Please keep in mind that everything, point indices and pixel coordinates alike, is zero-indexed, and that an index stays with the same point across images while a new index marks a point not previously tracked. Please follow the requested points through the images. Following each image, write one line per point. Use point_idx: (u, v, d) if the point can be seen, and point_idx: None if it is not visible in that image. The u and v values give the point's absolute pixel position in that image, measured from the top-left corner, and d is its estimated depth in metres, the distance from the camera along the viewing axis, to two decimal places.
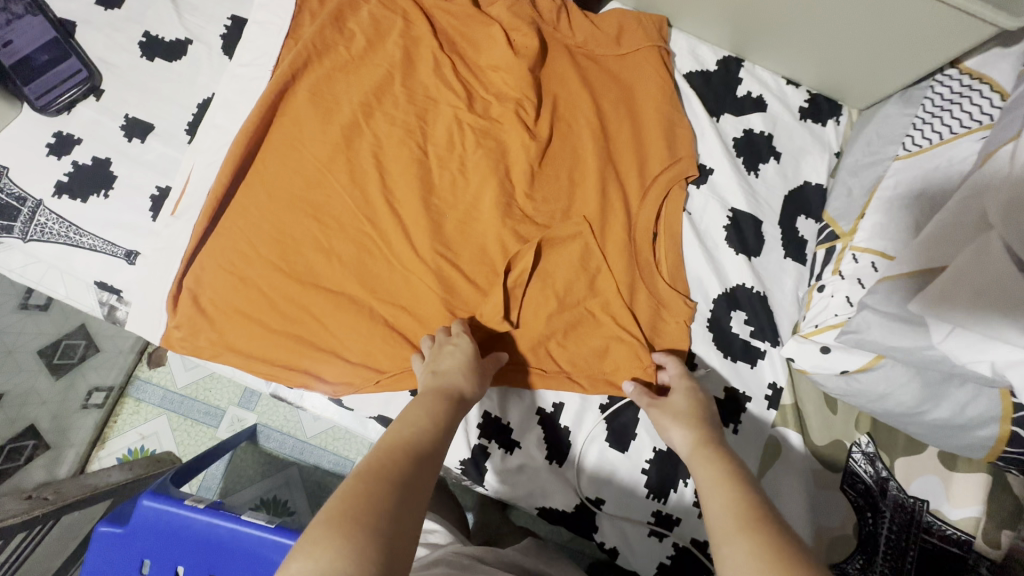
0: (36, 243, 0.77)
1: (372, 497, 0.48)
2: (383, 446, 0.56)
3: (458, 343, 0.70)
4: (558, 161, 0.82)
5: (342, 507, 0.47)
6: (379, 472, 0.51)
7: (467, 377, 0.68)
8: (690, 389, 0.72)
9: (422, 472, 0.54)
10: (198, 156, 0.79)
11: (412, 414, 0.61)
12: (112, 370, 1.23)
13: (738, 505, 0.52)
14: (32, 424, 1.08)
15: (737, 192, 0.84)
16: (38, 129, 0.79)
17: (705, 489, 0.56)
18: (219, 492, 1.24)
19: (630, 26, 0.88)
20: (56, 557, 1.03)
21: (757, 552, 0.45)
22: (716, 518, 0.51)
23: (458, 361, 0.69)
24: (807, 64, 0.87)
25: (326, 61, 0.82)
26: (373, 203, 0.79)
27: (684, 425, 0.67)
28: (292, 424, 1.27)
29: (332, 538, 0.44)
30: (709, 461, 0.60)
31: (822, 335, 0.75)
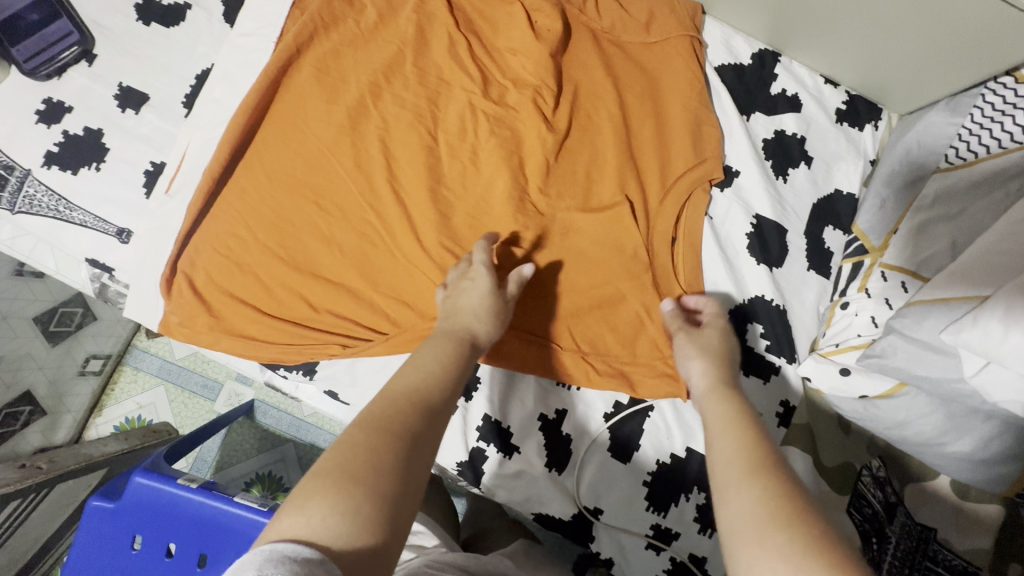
0: (24, 215, 0.73)
1: (370, 448, 0.46)
2: (390, 390, 0.53)
3: (474, 279, 0.67)
4: (575, 156, 0.77)
5: (336, 461, 0.44)
6: (382, 423, 0.48)
7: (479, 316, 0.64)
8: (722, 329, 0.68)
9: (432, 429, 0.51)
10: (196, 131, 0.74)
11: (421, 356, 0.58)
12: (110, 340, 1.22)
13: (752, 450, 0.47)
14: (29, 390, 1.07)
15: (763, 198, 0.80)
16: (25, 93, 0.75)
17: (715, 429, 0.52)
18: (214, 466, 1.23)
19: (662, 11, 0.81)
20: (48, 524, 1.03)
21: (767, 501, 0.41)
22: (728, 458, 0.48)
23: (475, 296, 0.65)
24: (850, 61, 0.81)
25: (334, 35, 0.76)
26: (377, 190, 0.74)
27: (709, 360, 0.63)
28: (288, 404, 1.26)
29: (322, 496, 0.42)
30: (728, 400, 0.56)
31: (842, 355, 0.71)
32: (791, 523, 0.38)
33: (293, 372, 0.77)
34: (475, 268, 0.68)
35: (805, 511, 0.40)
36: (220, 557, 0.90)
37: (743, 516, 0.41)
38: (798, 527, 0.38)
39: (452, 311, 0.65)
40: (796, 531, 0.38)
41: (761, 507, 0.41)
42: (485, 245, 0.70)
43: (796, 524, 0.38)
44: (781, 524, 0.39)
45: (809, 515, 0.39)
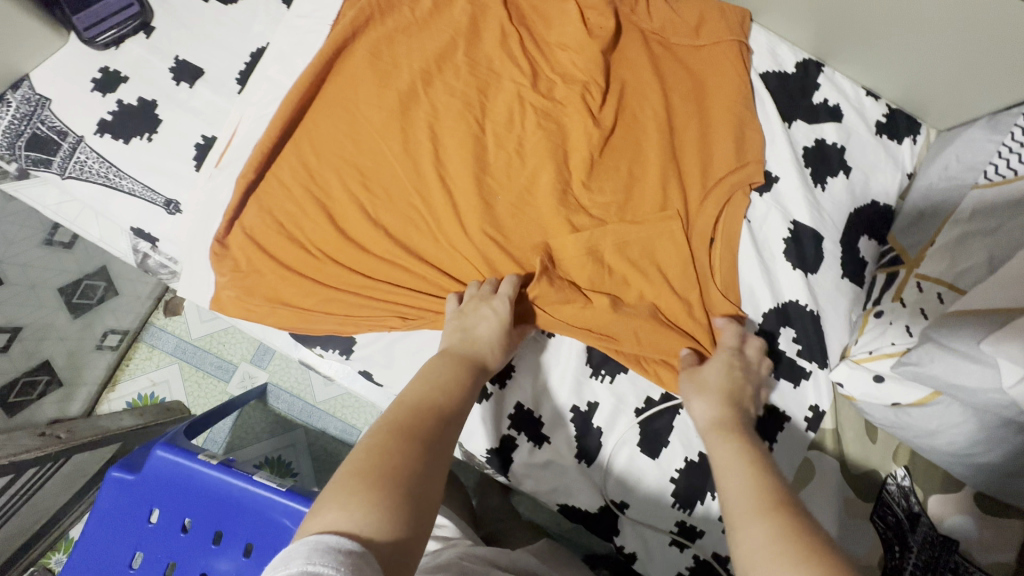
0: (74, 181, 0.74)
1: (399, 452, 0.49)
2: (408, 404, 0.56)
3: (496, 311, 0.68)
4: (618, 153, 0.78)
5: (368, 464, 0.47)
6: (408, 433, 0.52)
7: (494, 349, 0.67)
8: (726, 364, 0.71)
9: (447, 432, 0.55)
10: (248, 109, 0.75)
11: (438, 374, 0.61)
12: (129, 315, 1.25)
13: (761, 490, 0.51)
14: (48, 360, 1.09)
15: (801, 204, 0.80)
16: (85, 63, 0.76)
17: (731, 470, 0.55)
18: (225, 446, 1.25)
19: (713, 15, 0.82)
20: (60, 496, 1.03)
21: (780, 535, 0.44)
22: (742, 495, 0.51)
23: (492, 327, 0.67)
24: (895, 74, 0.82)
25: (389, 20, 0.78)
26: (425, 177, 0.76)
27: (712, 401, 0.67)
28: (304, 388, 1.29)
29: (366, 495, 0.44)
30: (733, 443, 0.60)
31: (876, 362, 0.72)
32: (803, 553, 0.41)
33: (329, 351, 0.78)
34: (499, 300, 0.69)
35: (817, 542, 0.42)
36: (237, 536, 0.90)
37: (758, 551, 0.44)
38: (811, 558, 0.40)
39: (466, 337, 0.67)
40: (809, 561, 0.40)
41: (772, 542, 0.44)
42: (513, 281, 0.72)
43: (809, 553, 0.41)
44: (796, 555, 0.41)
45: (821, 543, 0.42)
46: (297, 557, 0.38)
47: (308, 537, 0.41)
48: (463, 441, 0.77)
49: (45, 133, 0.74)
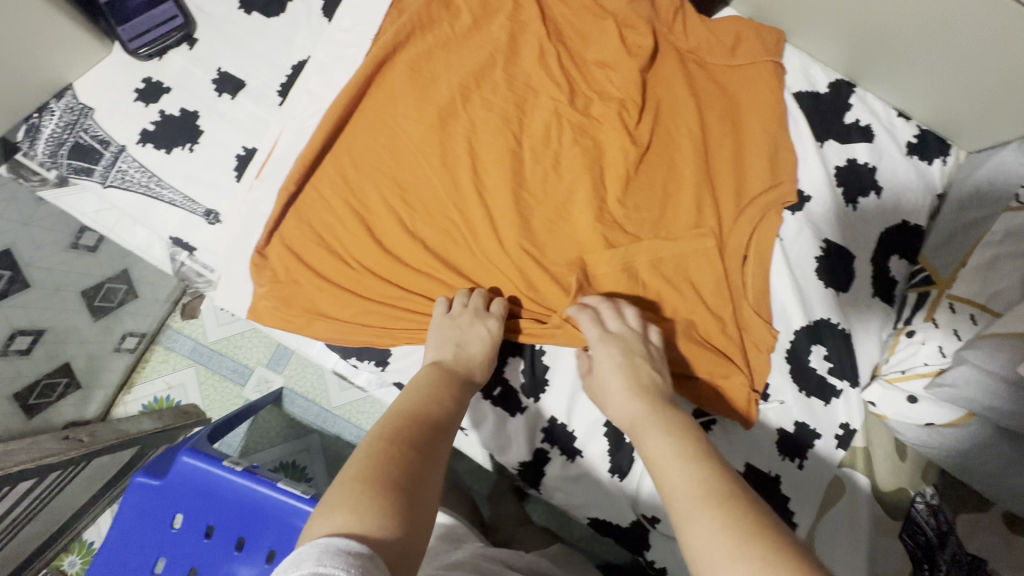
0: (115, 189, 0.75)
1: (400, 458, 0.49)
2: (402, 412, 0.56)
3: (491, 332, 0.70)
4: (652, 170, 0.79)
5: (371, 469, 0.47)
6: (403, 439, 0.52)
7: (483, 368, 0.69)
8: (615, 348, 0.67)
9: (442, 439, 0.55)
10: (290, 121, 0.76)
11: (421, 386, 0.61)
12: (147, 318, 1.26)
13: (691, 475, 0.48)
14: (68, 362, 1.09)
15: (833, 224, 0.81)
16: (129, 73, 0.77)
17: (662, 458, 0.52)
18: (240, 450, 1.26)
19: (749, 35, 0.83)
20: (77, 499, 1.04)
21: (732, 528, 0.42)
22: (680, 487, 0.48)
23: (483, 346, 0.69)
24: (928, 96, 0.83)
25: (429, 35, 0.78)
26: (462, 191, 0.77)
27: (620, 393, 0.64)
28: (319, 393, 1.29)
29: (372, 498, 0.44)
30: (653, 427, 0.56)
31: (909, 382, 0.75)
32: (756, 548, 0.40)
33: (363, 362, 0.78)
34: (493, 320, 0.71)
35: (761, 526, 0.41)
36: (260, 545, 0.89)
37: (709, 549, 0.42)
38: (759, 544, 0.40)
39: (460, 353, 0.68)
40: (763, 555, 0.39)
41: (725, 535, 0.41)
42: (502, 302, 0.74)
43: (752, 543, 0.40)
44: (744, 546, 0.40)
45: (772, 533, 0.41)
46: (307, 559, 0.38)
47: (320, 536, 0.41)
48: (496, 454, 0.78)
49: (88, 142, 0.75)
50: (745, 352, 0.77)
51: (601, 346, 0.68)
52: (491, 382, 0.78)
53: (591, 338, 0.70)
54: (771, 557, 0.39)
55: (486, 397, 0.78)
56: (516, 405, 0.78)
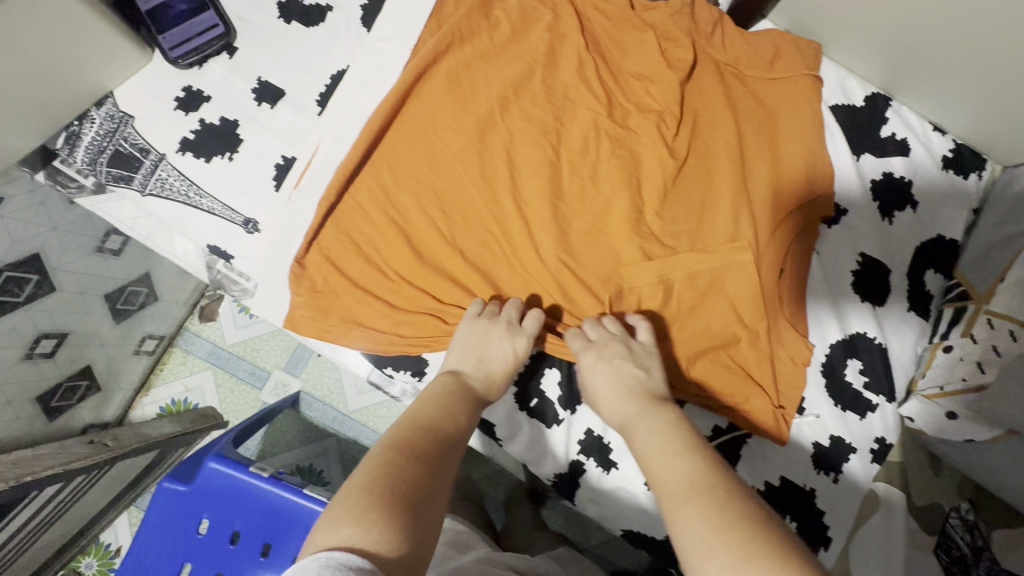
0: (154, 198, 0.75)
1: (406, 471, 0.49)
2: (412, 423, 0.56)
3: (519, 353, 0.68)
4: (689, 183, 0.79)
5: (376, 481, 0.47)
6: (415, 453, 0.51)
7: (500, 386, 0.67)
8: (598, 355, 0.66)
9: (451, 453, 0.54)
10: (330, 130, 0.76)
11: (437, 396, 0.61)
12: (166, 321, 1.26)
13: (678, 474, 0.48)
14: (89, 365, 1.08)
15: (870, 237, 0.81)
16: (169, 81, 0.77)
17: (649, 456, 0.53)
18: (256, 453, 1.26)
19: (787, 49, 0.83)
20: (97, 502, 1.04)
21: (712, 519, 0.43)
22: (665, 485, 0.48)
23: (507, 361, 0.68)
24: (966, 111, 0.82)
25: (468, 46, 0.78)
26: (500, 202, 0.77)
27: (611, 398, 0.63)
28: (337, 398, 1.29)
29: (379, 513, 0.44)
30: (642, 428, 0.56)
31: (948, 399, 0.75)
32: (733, 538, 0.41)
33: (399, 372, 0.78)
34: (523, 339, 0.69)
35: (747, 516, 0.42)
36: (286, 551, 0.89)
37: (691, 543, 0.43)
38: (738, 534, 0.41)
39: (482, 367, 0.66)
40: (741, 544, 0.40)
41: (705, 526, 0.42)
42: (539, 316, 0.71)
43: (733, 533, 0.41)
44: (727, 539, 0.41)
45: (754, 522, 0.41)
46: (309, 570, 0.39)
47: (323, 549, 0.42)
48: (532, 466, 0.78)
49: (128, 150, 0.75)
50: (774, 378, 0.77)
51: (585, 353, 0.68)
52: (527, 393, 0.78)
53: (575, 348, 0.69)
54: (748, 544, 0.40)
55: (522, 408, 0.78)
56: (553, 416, 0.78)
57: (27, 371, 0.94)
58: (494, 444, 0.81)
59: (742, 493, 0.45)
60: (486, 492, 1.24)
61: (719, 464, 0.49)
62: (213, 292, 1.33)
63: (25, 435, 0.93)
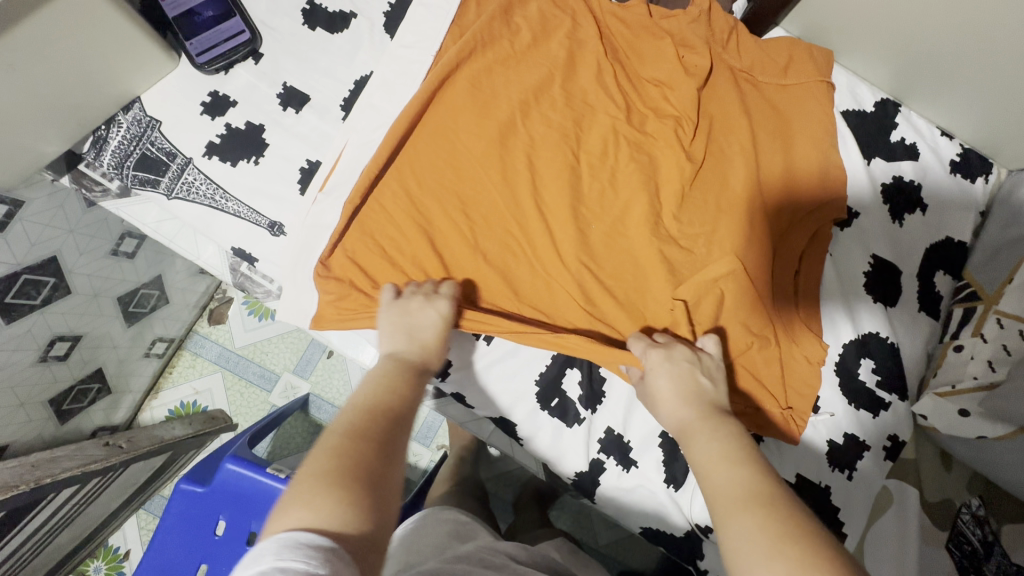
0: (180, 202, 0.76)
1: (359, 454, 0.48)
2: (358, 407, 0.54)
3: (440, 312, 0.68)
4: (707, 187, 0.80)
5: (327, 464, 0.46)
6: (359, 433, 0.50)
7: (434, 349, 0.66)
8: (666, 356, 0.67)
9: (401, 431, 0.53)
10: (355, 134, 0.77)
11: (379, 381, 0.58)
12: (176, 324, 1.26)
13: (740, 483, 0.49)
14: (100, 368, 1.08)
15: (881, 239, 0.83)
16: (195, 86, 0.78)
17: (707, 461, 0.54)
18: (267, 454, 1.26)
19: (800, 56, 0.86)
20: (108, 505, 1.04)
21: (772, 532, 0.44)
22: (722, 491, 0.50)
23: (436, 325, 0.67)
24: (973, 117, 0.85)
25: (490, 52, 0.80)
26: (522, 206, 0.78)
27: (671, 399, 0.63)
28: (346, 399, 1.30)
29: (327, 494, 0.43)
30: (703, 433, 0.57)
31: (959, 397, 0.76)
32: (795, 552, 0.42)
33: None
34: (441, 300, 0.69)
35: (806, 534, 0.43)
36: None
37: (748, 552, 0.44)
38: (796, 550, 0.42)
39: (413, 340, 0.65)
40: (801, 561, 0.41)
41: (765, 539, 0.43)
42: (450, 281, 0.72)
43: (792, 548, 0.42)
44: (785, 551, 0.42)
45: (814, 541, 0.43)
46: (266, 554, 0.38)
47: (272, 536, 0.40)
48: (553, 463, 0.79)
49: (154, 154, 0.76)
50: (782, 383, 0.77)
51: (648, 353, 0.68)
52: (549, 393, 0.79)
53: (639, 350, 0.69)
54: (807, 561, 0.41)
55: (543, 408, 0.79)
56: (574, 416, 0.79)
57: (39, 375, 0.93)
58: (515, 443, 0.82)
59: (801, 510, 0.46)
60: (494, 493, 1.25)
61: (778, 480, 0.50)
62: (223, 294, 1.34)
63: (38, 437, 0.94)
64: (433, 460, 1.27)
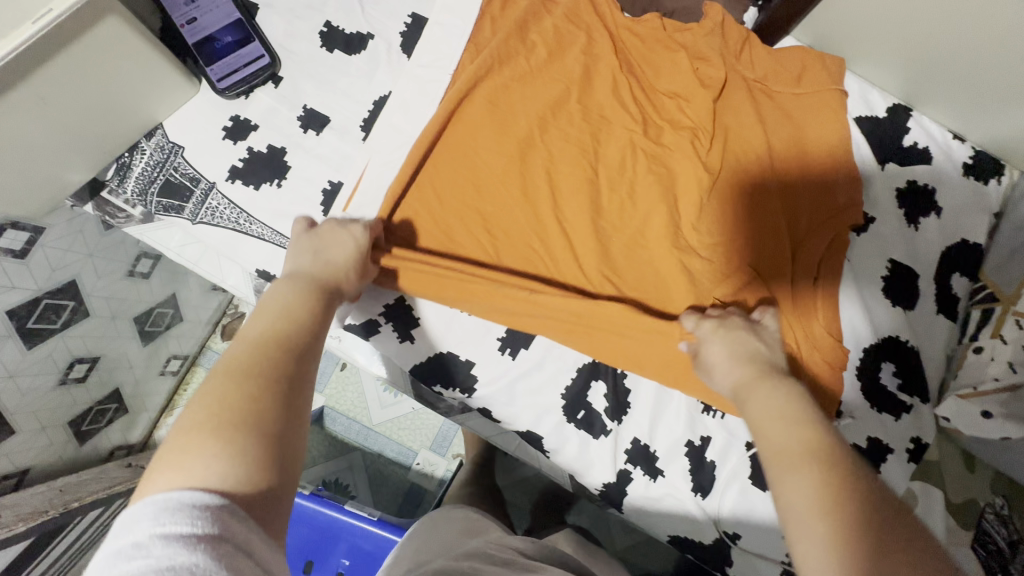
0: (204, 226, 0.77)
1: (247, 397, 0.44)
2: (250, 337, 0.51)
3: (354, 235, 0.68)
4: (726, 195, 0.81)
5: (208, 414, 0.42)
6: (250, 372, 0.47)
7: (347, 271, 0.65)
8: (720, 327, 0.68)
9: (301, 364, 0.50)
10: (375, 154, 0.77)
11: (283, 302, 0.57)
12: (190, 341, 1.26)
13: (800, 442, 0.51)
14: (118, 389, 1.07)
15: (898, 244, 0.85)
16: (215, 111, 0.79)
17: (763, 419, 0.55)
18: None
19: (813, 65, 0.87)
20: None
21: (821, 496, 0.47)
22: (778, 449, 0.52)
23: (348, 250, 0.67)
24: (985, 120, 0.86)
25: (506, 70, 0.81)
26: (543, 220, 0.79)
27: (728, 364, 0.65)
28: (361, 410, 1.29)
29: (203, 443, 0.40)
30: (765, 391, 0.58)
31: (982, 398, 0.77)
32: (836, 519, 0.45)
33: (449, 390, 0.79)
34: (357, 227, 0.69)
35: (855, 502, 0.46)
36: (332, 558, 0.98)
37: (800, 508, 0.47)
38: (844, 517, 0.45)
39: (320, 258, 0.65)
40: (837, 525, 0.45)
41: (807, 503, 0.46)
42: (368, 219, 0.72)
43: (840, 512, 0.45)
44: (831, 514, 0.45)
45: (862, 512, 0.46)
46: (142, 520, 0.35)
47: (146, 497, 0.37)
48: (580, 474, 0.80)
49: (178, 180, 0.77)
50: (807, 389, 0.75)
51: (701, 326, 0.70)
52: (575, 406, 0.79)
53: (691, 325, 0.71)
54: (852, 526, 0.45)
55: (570, 420, 0.79)
56: (600, 427, 0.79)
57: (59, 398, 0.92)
58: (542, 456, 0.83)
59: (854, 471, 0.48)
60: (512, 500, 1.25)
61: (837, 441, 0.52)
62: (235, 310, 1.34)
63: (58, 460, 0.94)
64: (450, 469, 1.27)
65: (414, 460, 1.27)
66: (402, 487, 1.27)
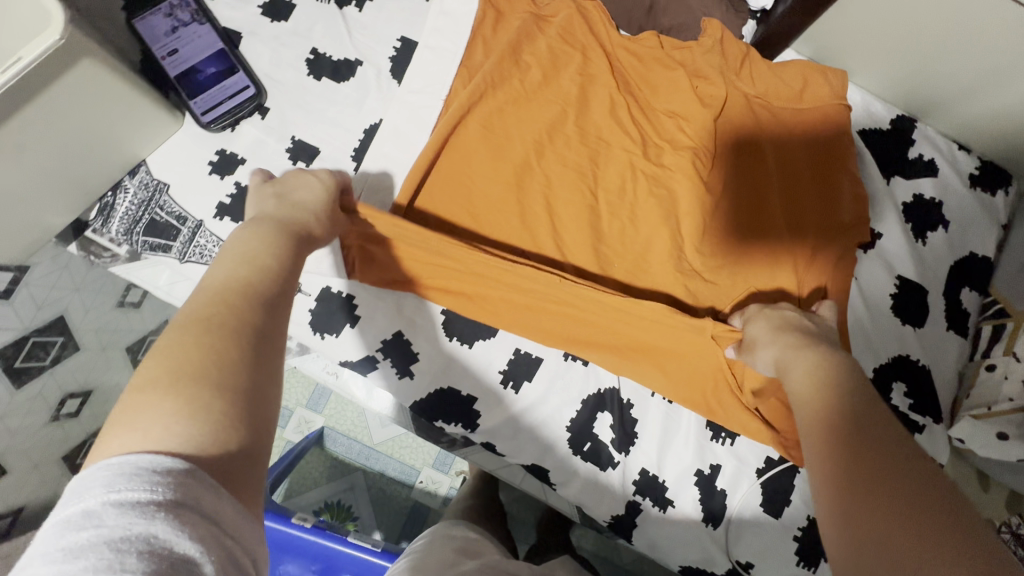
0: (193, 265, 0.74)
1: (209, 350, 0.40)
2: (211, 287, 0.46)
3: (318, 177, 0.66)
4: (730, 215, 0.78)
5: (166, 369, 0.38)
6: (209, 323, 0.42)
7: (318, 215, 0.62)
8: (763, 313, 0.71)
9: (272, 319, 0.46)
10: (367, 185, 0.75)
11: (249, 248, 0.53)
12: None
13: (827, 417, 0.54)
14: None
15: (907, 260, 0.83)
16: (200, 145, 0.76)
17: (803, 395, 0.59)
18: (283, 494, 1.22)
19: (815, 79, 0.84)
20: None
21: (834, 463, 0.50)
22: (811, 425, 0.56)
23: (316, 195, 0.64)
24: (991, 131, 0.84)
25: (500, 94, 0.78)
26: (542, 247, 0.76)
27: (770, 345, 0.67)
28: (361, 430, 1.26)
29: (158, 401, 0.36)
30: (805, 367, 0.61)
31: (997, 419, 0.74)
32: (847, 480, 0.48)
33: (451, 425, 0.76)
34: (321, 172, 0.68)
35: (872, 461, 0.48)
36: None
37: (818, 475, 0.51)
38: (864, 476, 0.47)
39: (286, 202, 0.62)
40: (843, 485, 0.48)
41: (821, 474, 0.51)
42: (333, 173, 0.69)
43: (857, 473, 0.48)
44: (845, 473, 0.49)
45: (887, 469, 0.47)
46: (93, 488, 0.30)
47: (97, 463, 0.33)
48: (586, 506, 0.77)
49: (164, 219, 0.74)
50: None
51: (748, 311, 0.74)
52: (580, 438, 0.77)
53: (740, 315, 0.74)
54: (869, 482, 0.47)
55: (576, 453, 0.77)
56: (607, 459, 0.77)
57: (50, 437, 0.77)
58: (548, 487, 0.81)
59: (878, 438, 0.50)
60: (515, 515, 1.23)
61: (872, 416, 0.53)
62: None
63: None
64: (454, 487, 1.25)
65: (417, 479, 1.25)
66: (404, 506, 1.25)
